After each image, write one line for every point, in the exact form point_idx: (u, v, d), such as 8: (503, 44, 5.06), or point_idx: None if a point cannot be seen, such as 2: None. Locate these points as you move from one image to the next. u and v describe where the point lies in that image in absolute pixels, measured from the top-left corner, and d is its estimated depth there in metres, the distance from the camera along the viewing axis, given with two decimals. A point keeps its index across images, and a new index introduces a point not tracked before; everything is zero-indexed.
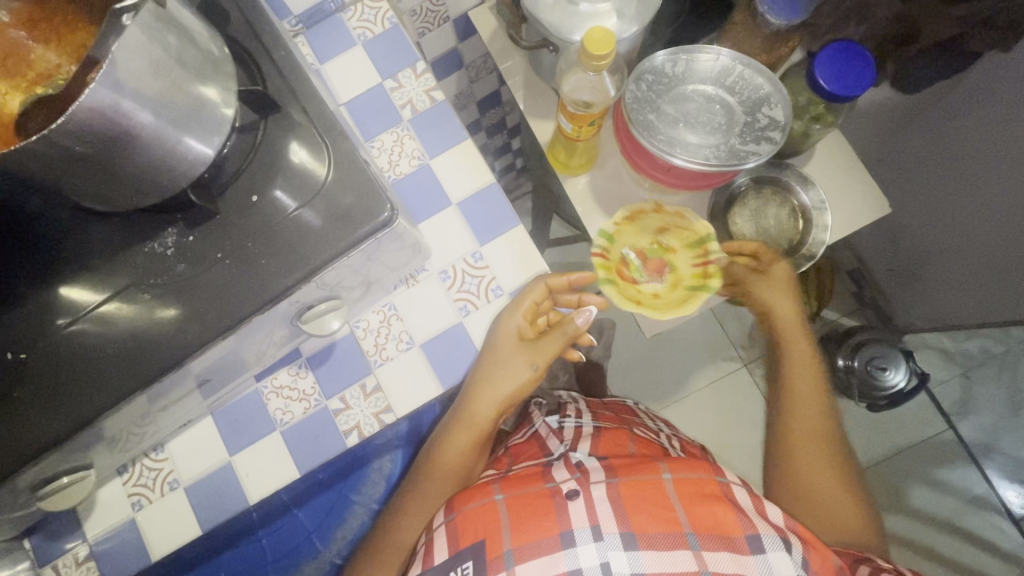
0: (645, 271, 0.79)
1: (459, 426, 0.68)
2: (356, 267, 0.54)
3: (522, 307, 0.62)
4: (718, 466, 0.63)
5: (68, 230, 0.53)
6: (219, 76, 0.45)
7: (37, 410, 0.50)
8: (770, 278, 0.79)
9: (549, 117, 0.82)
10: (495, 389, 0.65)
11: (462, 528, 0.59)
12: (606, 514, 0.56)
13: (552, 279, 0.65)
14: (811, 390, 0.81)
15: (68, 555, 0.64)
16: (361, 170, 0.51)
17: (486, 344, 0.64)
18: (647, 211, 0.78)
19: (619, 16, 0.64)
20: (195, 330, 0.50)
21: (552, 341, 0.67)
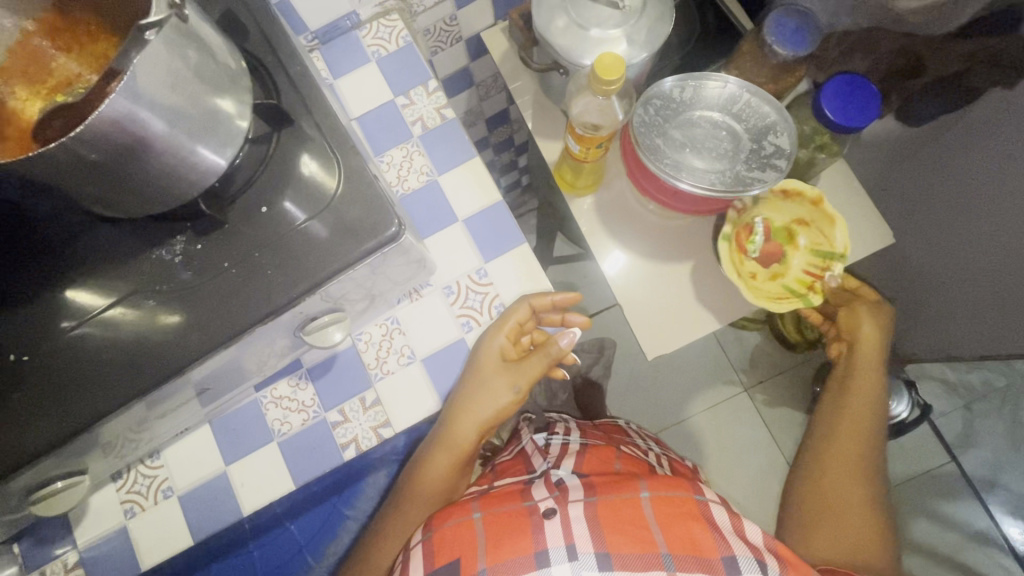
0: (759, 248, 0.77)
1: (442, 446, 0.67)
2: (360, 280, 0.54)
3: (505, 328, 0.62)
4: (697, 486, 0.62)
5: (77, 235, 0.53)
6: (236, 89, 0.46)
7: (37, 413, 0.50)
8: (867, 312, 0.80)
9: (556, 136, 0.83)
10: (473, 409, 0.64)
11: (439, 546, 0.58)
12: (582, 534, 0.55)
13: (535, 300, 0.63)
14: (866, 424, 0.79)
15: (56, 561, 0.63)
16: (368, 184, 0.52)
17: (466, 365, 0.63)
18: (806, 197, 0.75)
19: (629, 42, 0.66)
20: (197, 337, 0.50)
21: (534, 362, 0.66)
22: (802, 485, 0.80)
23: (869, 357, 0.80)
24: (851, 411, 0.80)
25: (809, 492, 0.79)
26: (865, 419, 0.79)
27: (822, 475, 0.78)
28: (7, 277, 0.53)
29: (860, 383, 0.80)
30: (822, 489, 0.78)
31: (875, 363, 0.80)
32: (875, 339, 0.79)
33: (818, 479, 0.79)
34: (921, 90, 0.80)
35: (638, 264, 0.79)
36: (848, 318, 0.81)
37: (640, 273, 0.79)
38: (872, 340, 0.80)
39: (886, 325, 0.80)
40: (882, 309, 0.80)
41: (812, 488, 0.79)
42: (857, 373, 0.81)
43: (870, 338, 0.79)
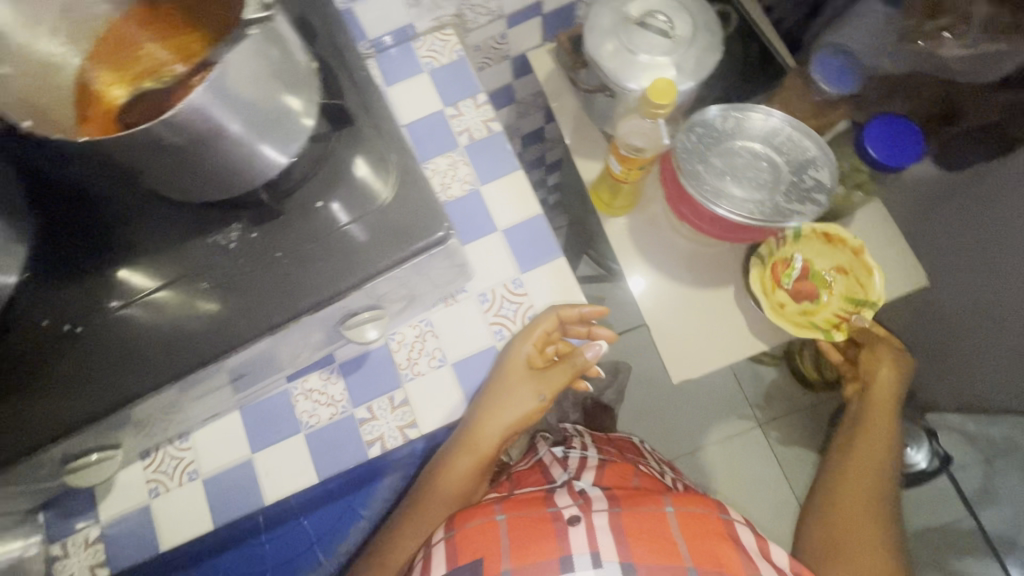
0: (792, 284, 0.77)
1: (464, 448, 0.67)
2: (403, 280, 0.55)
3: (534, 336, 0.62)
4: (722, 505, 0.61)
5: (134, 218, 0.56)
6: (306, 88, 0.48)
7: (80, 385, 0.51)
8: (890, 358, 0.81)
9: (594, 157, 0.85)
10: (497, 412, 0.64)
11: (460, 546, 0.58)
12: (607, 543, 0.55)
13: (564, 310, 0.63)
14: (880, 467, 0.78)
15: (77, 534, 0.63)
16: (420, 187, 0.53)
17: (494, 369, 0.63)
18: (847, 244, 0.75)
19: (677, 69, 0.68)
20: (241, 323, 0.51)
21: (561, 372, 0.66)
22: (818, 521, 0.79)
23: (885, 403, 0.81)
24: (865, 451, 0.80)
25: (822, 529, 0.77)
26: (878, 455, 0.79)
27: (838, 513, 0.77)
28: (65, 252, 0.55)
29: (874, 426, 0.81)
30: (838, 527, 0.76)
31: (890, 408, 0.81)
32: (893, 384, 0.81)
33: (832, 516, 0.77)
34: (958, 138, 0.79)
35: (669, 288, 0.80)
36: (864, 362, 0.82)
37: (671, 296, 0.80)
38: (891, 385, 0.81)
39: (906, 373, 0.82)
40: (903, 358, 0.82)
41: (825, 525, 0.77)
42: (872, 415, 0.81)
43: (885, 383, 0.81)
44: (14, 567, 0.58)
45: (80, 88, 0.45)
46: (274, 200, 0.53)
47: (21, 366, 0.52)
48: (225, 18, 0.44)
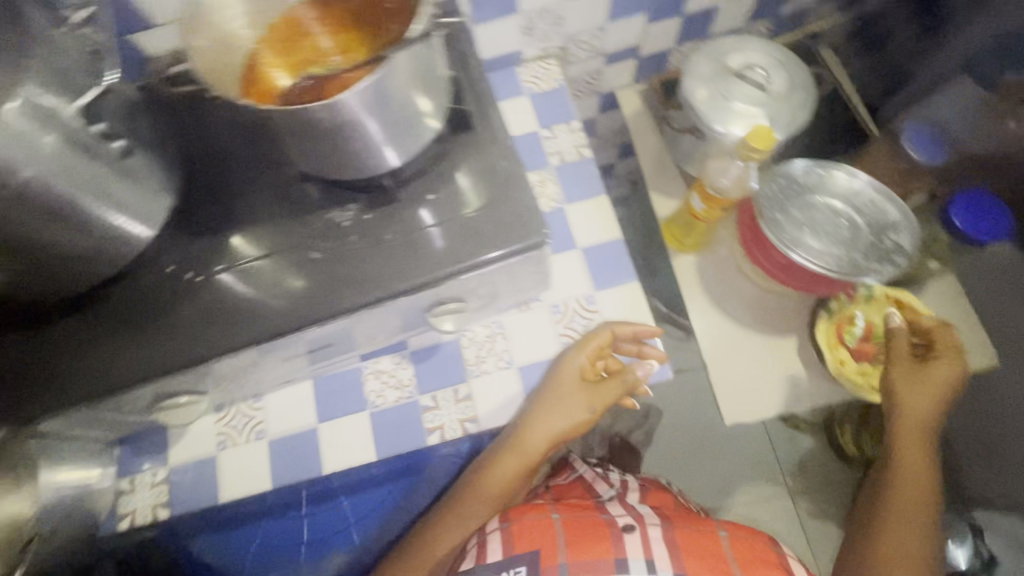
0: (857, 345, 0.77)
1: (511, 451, 0.69)
2: (489, 280, 0.58)
3: (588, 348, 0.65)
4: (775, 538, 0.66)
5: (255, 190, 0.61)
6: (440, 93, 0.54)
7: (191, 328, 0.55)
8: (920, 378, 0.71)
9: (670, 193, 0.88)
10: (549, 419, 0.67)
11: (517, 534, 0.66)
12: (662, 553, 0.60)
13: (618, 325, 0.65)
14: (922, 510, 0.69)
15: (145, 474, 0.67)
16: (525, 193, 0.57)
17: (549, 377, 0.66)
18: (918, 313, 0.76)
19: (771, 120, 0.71)
20: (344, 293, 0.55)
21: (612, 386, 0.70)
22: None
23: (920, 432, 0.71)
24: (898, 494, 0.70)
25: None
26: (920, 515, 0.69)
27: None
28: (190, 211, 0.60)
29: (908, 459, 0.71)
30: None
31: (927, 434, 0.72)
32: (927, 404, 0.71)
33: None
34: None
35: (730, 330, 0.81)
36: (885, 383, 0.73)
37: (732, 338, 0.81)
38: (924, 404, 0.71)
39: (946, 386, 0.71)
40: (943, 372, 0.71)
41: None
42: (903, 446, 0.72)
43: (916, 407, 0.71)
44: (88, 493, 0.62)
45: (248, 65, 0.51)
46: (388, 190, 0.58)
47: (132, 309, 0.57)
48: (390, 31, 0.50)
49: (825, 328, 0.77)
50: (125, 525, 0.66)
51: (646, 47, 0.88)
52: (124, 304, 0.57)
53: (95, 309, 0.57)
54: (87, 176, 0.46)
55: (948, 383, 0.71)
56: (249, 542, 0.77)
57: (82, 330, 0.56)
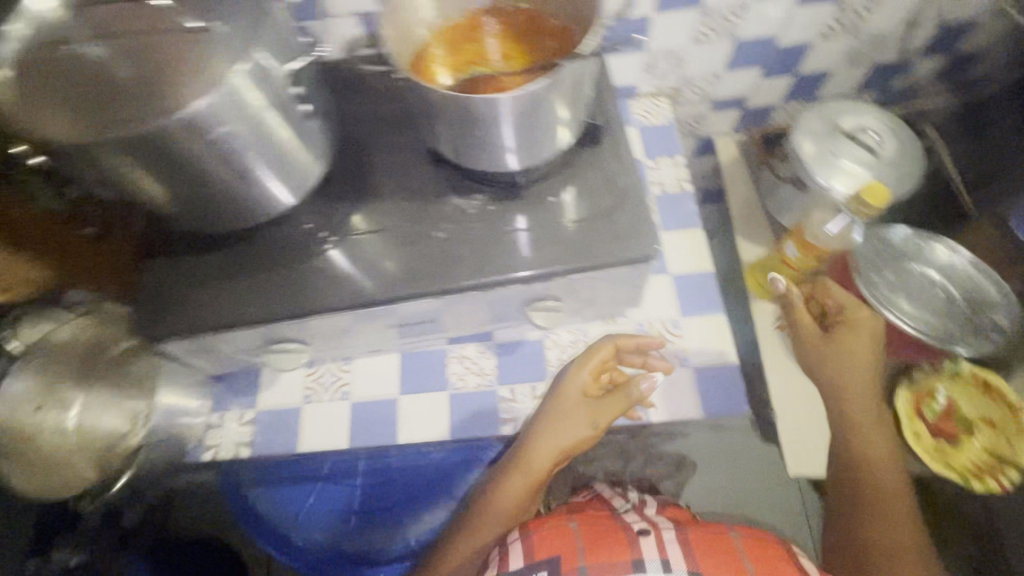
0: (935, 419, 0.77)
1: (517, 472, 0.67)
2: (593, 284, 0.62)
3: (590, 363, 0.65)
4: (784, 539, 0.64)
5: (387, 169, 0.67)
6: (582, 108, 0.58)
7: (320, 282, 0.61)
8: (830, 347, 0.73)
9: (757, 240, 0.90)
10: (555, 437, 0.65)
11: (539, 543, 0.61)
12: (675, 554, 0.55)
13: (621, 339, 0.66)
14: (887, 484, 0.71)
15: (232, 412, 0.71)
16: (642, 210, 0.61)
17: (552, 394, 0.66)
18: (1007, 399, 0.74)
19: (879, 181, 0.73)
20: (463, 272, 0.60)
21: (616, 402, 0.66)
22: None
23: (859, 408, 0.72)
24: (851, 475, 0.72)
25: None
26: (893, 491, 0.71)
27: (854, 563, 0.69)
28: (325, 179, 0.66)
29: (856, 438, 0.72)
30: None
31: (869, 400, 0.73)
32: (859, 372, 0.72)
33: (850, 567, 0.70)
34: None
35: (802, 382, 0.81)
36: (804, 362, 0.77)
37: (803, 389, 0.80)
38: (857, 372, 0.72)
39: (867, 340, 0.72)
40: (851, 322, 0.72)
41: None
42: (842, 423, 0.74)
43: (842, 381, 0.73)
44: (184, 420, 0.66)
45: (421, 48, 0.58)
46: (516, 189, 0.64)
47: (239, 262, 0.62)
48: (559, 50, 0.57)
49: (903, 398, 0.77)
50: (209, 457, 0.69)
51: (753, 100, 0.92)
52: (257, 251, 0.63)
53: (211, 255, 0.63)
54: (275, 129, 0.52)
55: (867, 337, 0.72)
56: (304, 500, 0.81)
57: (200, 270, 0.62)
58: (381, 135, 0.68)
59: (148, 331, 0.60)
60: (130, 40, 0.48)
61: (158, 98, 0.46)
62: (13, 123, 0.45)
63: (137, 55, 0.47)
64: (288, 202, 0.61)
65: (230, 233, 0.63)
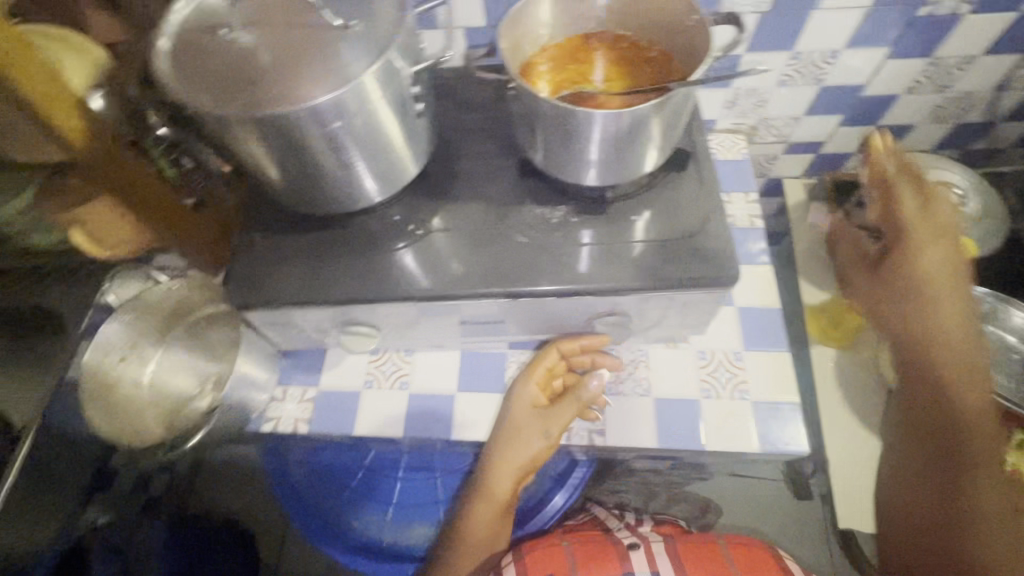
0: None
1: (480, 499, 0.70)
2: (664, 306, 0.63)
3: (533, 375, 0.68)
4: (769, 544, 0.77)
5: (473, 174, 0.70)
6: (676, 135, 0.60)
7: (401, 272, 0.63)
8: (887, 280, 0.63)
9: (821, 284, 0.89)
10: (508, 454, 0.67)
11: (530, 565, 0.71)
12: (665, 564, 0.72)
13: (561, 343, 0.69)
14: (975, 451, 0.61)
15: (296, 389, 0.73)
16: (725, 239, 0.61)
17: (502, 411, 0.69)
18: None
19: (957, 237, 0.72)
20: (542, 278, 0.61)
21: (566, 407, 0.67)
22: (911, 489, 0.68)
23: (932, 363, 0.60)
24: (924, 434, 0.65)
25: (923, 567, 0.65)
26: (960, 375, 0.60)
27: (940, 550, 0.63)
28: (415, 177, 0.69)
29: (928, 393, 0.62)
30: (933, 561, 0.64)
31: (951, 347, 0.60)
32: (925, 313, 0.60)
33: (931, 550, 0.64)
34: None
35: (859, 433, 0.79)
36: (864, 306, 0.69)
37: (858, 441, 0.79)
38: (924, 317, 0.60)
39: (941, 269, 0.60)
40: (922, 252, 0.60)
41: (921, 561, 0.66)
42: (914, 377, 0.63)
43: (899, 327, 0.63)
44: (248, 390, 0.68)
45: (527, 62, 0.61)
46: (600, 206, 0.65)
47: (318, 245, 0.65)
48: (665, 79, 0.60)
49: None
50: (269, 428, 0.71)
51: (829, 147, 0.91)
52: (345, 237, 0.66)
53: (295, 234, 0.66)
54: (387, 122, 0.55)
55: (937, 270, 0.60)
56: (344, 485, 0.82)
57: (282, 247, 0.66)
58: (470, 142, 0.72)
59: (231, 297, 0.63)
60: (276, 30, 0.52)
61: (298, 85, 0.49)
62: (166, 92, 0.49)
63: (281, 44, 0.51)
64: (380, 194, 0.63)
65: (324, 216, 0.67)
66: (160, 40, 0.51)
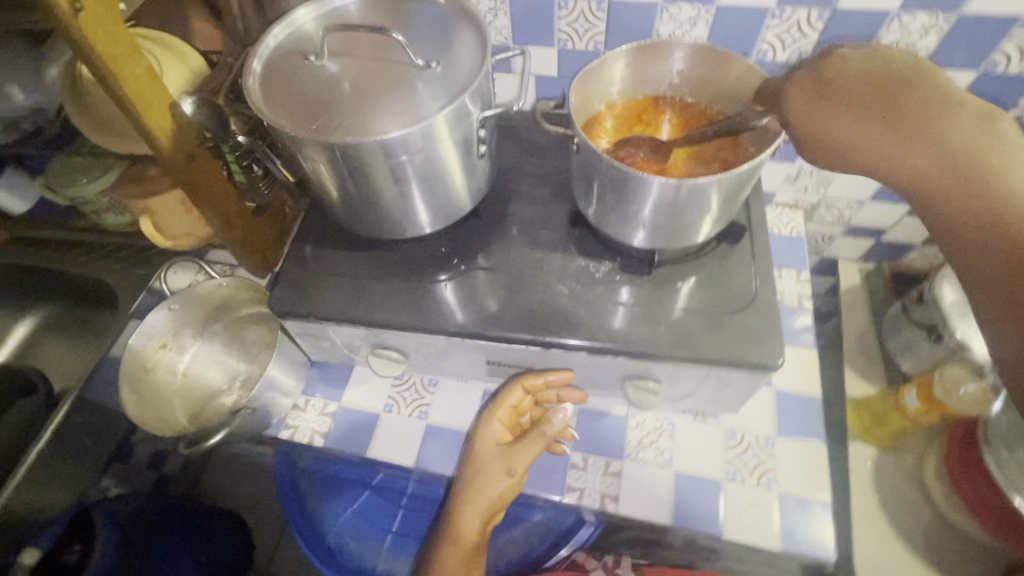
0: None
1: (447, 543, 0.65)
2: (698, 378, 0.61)
3: (498, 413, 0.66)
4: None
5: (523, 216, 0.70)
6: (733, 209, 0.59)
7: (440, 304, 0.64)
8: (841, 100, 0.44)
9: (867, 377, 0.84)
10: (474, 494, 0.64)
11: None
12: None
13: (525, 381, 0.65)
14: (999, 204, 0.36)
15: (318, 401, 0.74)
16: (770, 321, 0.59)
17: (469, 449, 0.67)
18: None
19: None
20: (576, 331, 0.60)
21: (529, 443, 0.64)
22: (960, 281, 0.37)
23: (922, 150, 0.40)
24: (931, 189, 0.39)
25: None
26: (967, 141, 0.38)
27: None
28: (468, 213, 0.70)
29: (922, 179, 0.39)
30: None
31: (969, 120, 0.39)
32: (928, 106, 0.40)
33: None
34: None
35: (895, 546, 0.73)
36: (817, 129, 0.45)
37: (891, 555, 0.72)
38: (918, 112, 0.40)
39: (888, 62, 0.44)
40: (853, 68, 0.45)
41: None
42: (949, 163, 0.38)
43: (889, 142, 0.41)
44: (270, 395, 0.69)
45: (592, 118, 0.63)
46: (647, 268, 0.64)
47: (362, 265, 0.67)
48: (730, 152, 0.59)
49: None
50: (287, 435, 0.72)
51: (892, 235, 0.87)
52: (391, 261, 0.67)
53: (341, 251, 0.68)
54: (448, 159, 0.57)
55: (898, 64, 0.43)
56: (349, 505, 0.82)
57: (328, 261, 0.67)
58: (525, 186, 0.73)
59: (271, 302, 0.65)
60: (360, 63, 0.55)
61: (377, 118, 0.52)
62: (247, 106, 0.52)
63: (367, 76, 0.54)
64: (433, 226, 0.65)
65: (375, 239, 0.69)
66: (253, 61, 0.54)
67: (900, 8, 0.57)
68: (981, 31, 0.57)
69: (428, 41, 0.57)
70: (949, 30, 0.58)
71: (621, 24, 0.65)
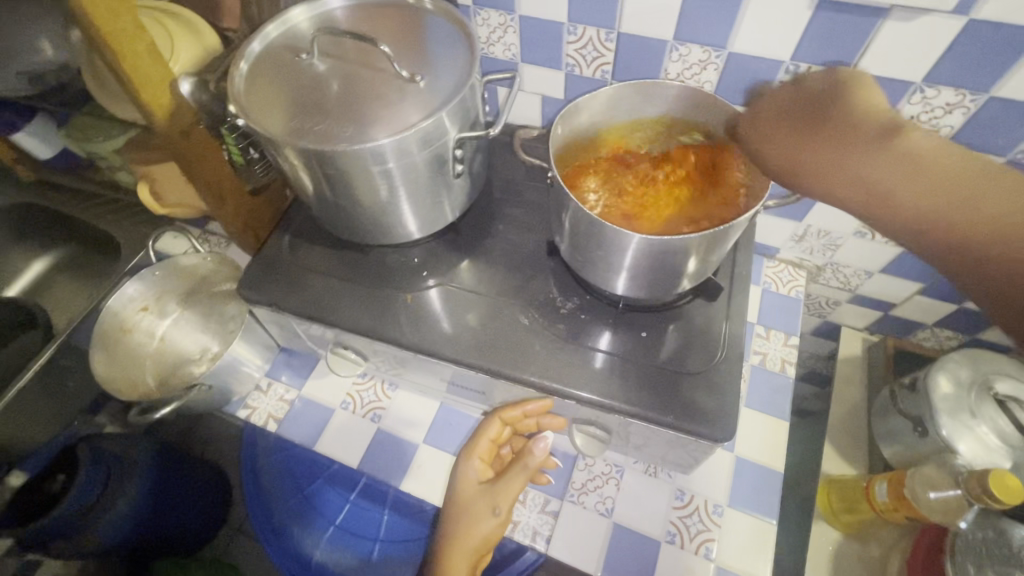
0: None
1: None
2: (648, 435, 0.59)
3: (478, 449, 0.65)
4: None
5: (503, 238, 0.69)
6: (708, 269, 0.57)
7: (401, 315, 0.63)
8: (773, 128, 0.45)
9: (846, 456, 0.80)
10: (461, 538, 0.62)
11: None
12: None
13: (502, 413, 0.64)
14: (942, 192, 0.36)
15: (278, 386, 0.75)
16: (728, 389, 0.56)
17: (450, 488, 0.65)
18: None
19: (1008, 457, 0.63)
20: (528, 365, 0.59)
21: (513, 477, 0.63)
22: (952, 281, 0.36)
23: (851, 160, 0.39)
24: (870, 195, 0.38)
25: None
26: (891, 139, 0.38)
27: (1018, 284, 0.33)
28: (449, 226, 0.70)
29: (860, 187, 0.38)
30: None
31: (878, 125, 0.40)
32: (835, 104, 0.43)
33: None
34: None
35: None
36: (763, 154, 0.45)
37: None
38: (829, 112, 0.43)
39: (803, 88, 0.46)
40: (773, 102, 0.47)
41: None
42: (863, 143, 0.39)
43: (810, 142, 0.42)
44: (232, 373, 0.70)
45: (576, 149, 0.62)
46: (613, 312, 0.63)
47: (335, 263, 0.67)
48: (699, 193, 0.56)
49: None
50: (243, 415, 0.73)
51: (903, 311, 0.81)
52: (364, 264, 0.68)
53: (320, 247, 0.69)
54: (422, 173, 0.56)
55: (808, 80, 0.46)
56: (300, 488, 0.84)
57: (305, 256, 0.68)
58: (512, 207, 0.72)
59: (242, 287, 0.66)
60: (348, 67, 0.55)
61: (349, 124, 0.51)
62: (229, 96, 0.53)
63: (351, 82, 0.54)
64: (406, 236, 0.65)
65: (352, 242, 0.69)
66: (240, 62, 0.55)
67: (925, 80, 0.52)
68: (1015, 117, 0.52)
69: (419, 54, 0.56)
70: (976, 110, 0.53)
71: (629, 56, 0.62)
